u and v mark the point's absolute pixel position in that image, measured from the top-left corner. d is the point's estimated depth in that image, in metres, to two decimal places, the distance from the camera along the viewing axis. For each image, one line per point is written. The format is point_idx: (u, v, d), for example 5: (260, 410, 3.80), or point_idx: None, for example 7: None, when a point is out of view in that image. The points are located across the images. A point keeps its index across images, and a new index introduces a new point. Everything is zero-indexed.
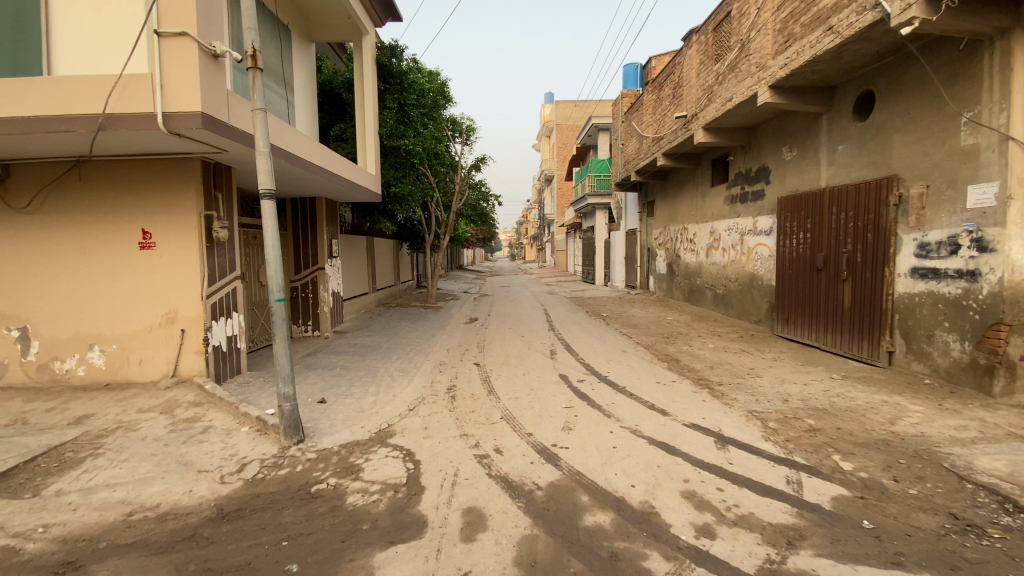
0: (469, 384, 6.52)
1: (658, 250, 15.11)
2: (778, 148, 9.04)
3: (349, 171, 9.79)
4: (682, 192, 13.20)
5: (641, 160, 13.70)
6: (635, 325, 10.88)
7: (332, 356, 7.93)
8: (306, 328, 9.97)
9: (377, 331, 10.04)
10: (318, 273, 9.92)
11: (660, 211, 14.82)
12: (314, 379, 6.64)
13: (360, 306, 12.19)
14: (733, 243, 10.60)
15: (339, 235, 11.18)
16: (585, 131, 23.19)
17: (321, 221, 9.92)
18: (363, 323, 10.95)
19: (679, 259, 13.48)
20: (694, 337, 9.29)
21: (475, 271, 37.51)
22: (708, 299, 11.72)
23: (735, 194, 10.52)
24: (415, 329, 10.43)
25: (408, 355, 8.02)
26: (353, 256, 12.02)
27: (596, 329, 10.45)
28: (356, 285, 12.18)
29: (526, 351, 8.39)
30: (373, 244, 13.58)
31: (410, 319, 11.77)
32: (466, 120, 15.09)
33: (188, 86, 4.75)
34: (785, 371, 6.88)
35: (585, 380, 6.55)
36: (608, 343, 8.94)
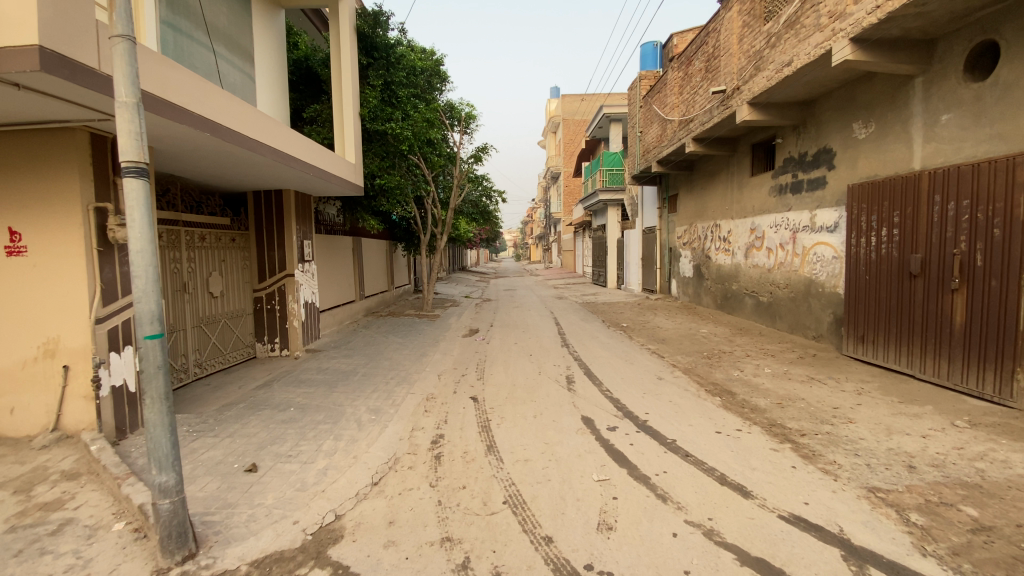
0: (460, 435, 4.82)
1: (682, 251, 13.35)
2: (847, 124, 7.29)
3: (323, 160, 8.09)
4: (713, 184, 11.41)
5: (666, 147, 11.90)
6: (664, 340, 9.13)
7: (291, 387, 6.27)
8: (273, 346, 8.31)
9: (355, 350, 8.37)
10: (286, 281, 8.23)
11: (685, 207, 13.07)
12: (255, 427, 4.97)
13: (343, 317, 10.53)
14: (783, 242, 8.83)
15: (316, 236, 9.52)
16: (595, 122, 21.45)
17: (289, 217, 8.21)
18: (343, 338, 9.29)
19: (709, 261, 11.74)
20: (743, 358, 7.55)
21: (479, 273, 35.83)
22: (747, 308, 9.97)
23: (784, 182, 8.77)
24: (402, 346, 8.75)
25: (387, 386, 6.33)
26: (335, 260, 10.32)
27: (617, 346, 8.70)
28: (338, 293, 10.50)
29: (536, 379, 6.67)
30: (360, 246, 11.90)
31: (399, 332, 10.11)
32: (467, 105, 13.33)
33: (19, 7, 3.10)
34: (883, 413, 5.15)
35: (617, 430, 4.83)
36: (637, 367, 7.22)
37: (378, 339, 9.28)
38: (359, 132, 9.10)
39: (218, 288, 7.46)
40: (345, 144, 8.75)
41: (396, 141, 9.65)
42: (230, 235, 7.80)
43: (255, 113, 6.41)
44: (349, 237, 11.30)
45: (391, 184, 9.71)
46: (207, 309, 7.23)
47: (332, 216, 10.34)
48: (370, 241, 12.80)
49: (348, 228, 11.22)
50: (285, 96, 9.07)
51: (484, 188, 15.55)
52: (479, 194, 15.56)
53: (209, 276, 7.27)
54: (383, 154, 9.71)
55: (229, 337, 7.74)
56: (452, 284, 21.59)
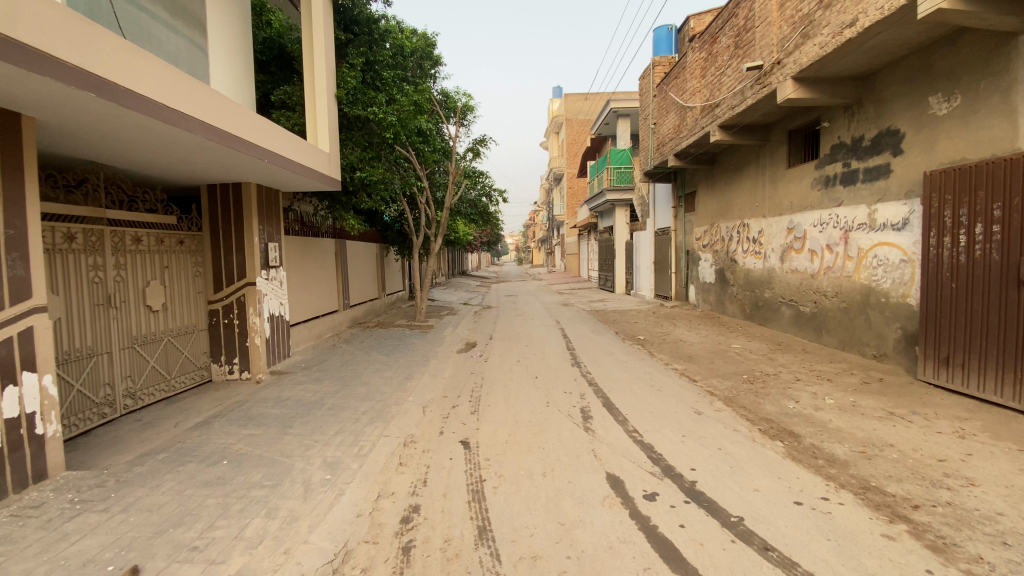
0: (442, 506, 3.51)
1: (702, 254, 12.03)
2: (922, 99, 5.98)
3: (292, 150, 6.81)
4: (740, 178, 10.08)
5: (685, 138, 10.59)
6: (692, 357, 7.81)
7: (236, 427, 4.98)
8: (231, 367, 7.02)
9: (328, 370, 7.08)
10: (245, 291, 6.91)
11: (705, 205, 11.76)
12: (166, 493, 3.68)
13: (321, 331, 9.25)
14: (831, 243, 7.52)
15: (287, 239, 8.23)
16: (601, 118, 20.17)
17: (250, 215, 6.88)
18: (317, 356, 8.00)
19: (734, 265, 10.42)
20: (794, 383, 6.23)
21: (479, 277, 34.54)
22: (785, 319, 8.64)
23: (832, 173, 7.44)
24: (384, 365, 7.47)
25: (355, 424, 5.01)
26: (311, 266, 9.04)
27: (638, 365, 7.40)
28: (317, 303, 9.21)
29: (543, 413, 5.35)
30: (343, 249, 10.61)
31: (383, 347, 8.81)
32: (462, 94, 12.04)
33: None
34: (1011, 471, 3.83)
35: (657, 499, 3.51)
36: (666, 395, 5.90)
37: (357, 356, 7.98)
38: (335, 116, 7.80)
39: (160, 300, 6.16)
40: (316, 130, 7.45)
41: (379, 129, 8.36)
42: (176, 236, 6.50)
43: (204, 88, 5.10)
44: (329, 240, 10.01)
45: (376, 179, 8.40)
46: (143, 326, 5.93)
47: (309, 214, 9.06)
48: (355, 244, 11.53)
49: (329, 230, 9.96)
50: (249, 76, 7.79)
51: (482, 186, 14.27)
52: (476, 192, 14.27)
53: (146, 286, 5.97)
54: (366, 145, 8.40)
55: (176, 358, 6.44)
56: (449, 289, 20.31)
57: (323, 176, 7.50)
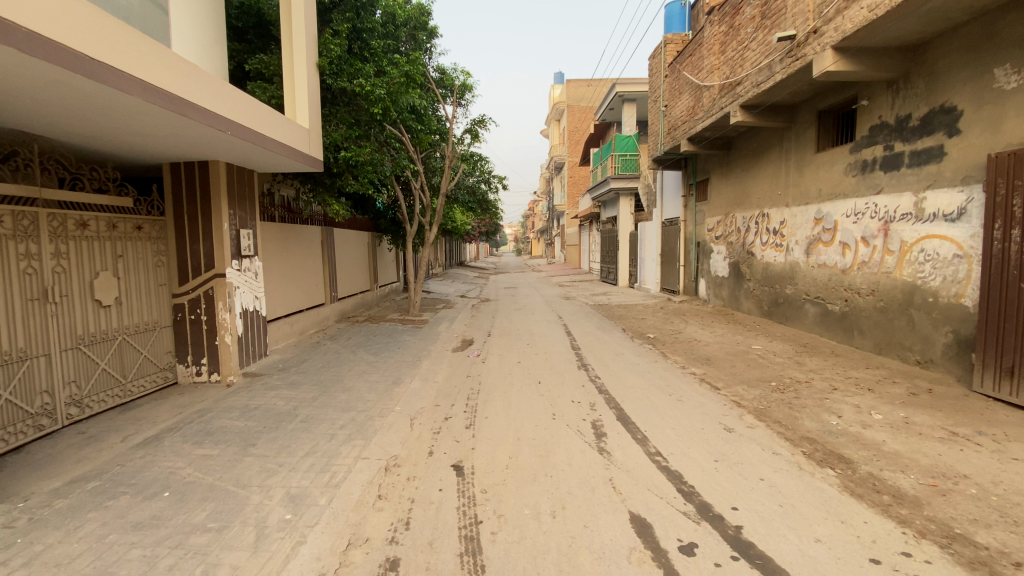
0: (427, 560, 2.77)
1: (714, 246, 11.27)
2: (985, 70, 5.21)
3: (263, 123, 5.95)
4: (760, 163, 9.31)
5: (700, 120, 9.79)
6: (711, 360, 7.08)
7: (189, 444, 4.25)
8: (199, 368, 6.26)
9: (307, 372, 6.33)
10: (214, 283, 6.14)
11: (719, 193, 10.97)
12: (83, 540, 2.95)
13: (304, 327, 8.48)
14: (867, 235, 6.78)
15: (265, 225, 7.45)
16: (605, 103, 19.28)
17: (218, 198, 6.09)
18: (297, 355, 7.26)
19: (750, 258, 9.67)
20: (830, 393, 5.50)
21: (477, 268, 33.74)
22: (810, 317, 7.91)
23: (871, 156, 6.67)
24: (371, 365, 6.73)
25: (330, 442, 4.28)
26: (293, 255, 8.25)
27: (652, 368, 6.68)
28: (299, 296, 8.44)
29: (549, 428, 4.61)
30: (331, 238, 9.81)
31: (372, 344, 8.07)
32: (460, 71, 11.18)
33: None
34: None
35: (697, 555, 2.79)
36: (688, 406, 5.18)
37: (340, 355, 7.24)
38: (316, 88, 6.98)
39: (112, 293, 5.39)
40: (294, 103, 6.64)
41: (367, 104, 7.55)
42: (133, 220, 5.71)
43: (141, 37, 4.24)
44: (314, 227, 9.21)
45: (363, 159, 7.60)
46: (92, 323, 5.16)
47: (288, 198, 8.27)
48: (344, 232, 10.73)
49: (315, 218, 9.17)
50: (220, 42, 6.95)
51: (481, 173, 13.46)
52: (475, 179, 13.47)
53: (94, 277, 5.18)
54: (353, 121, 7.58)
55: (133, 359, 5.67)
56: (445, 281, 19.54)
57: (300, 154, 6.64)
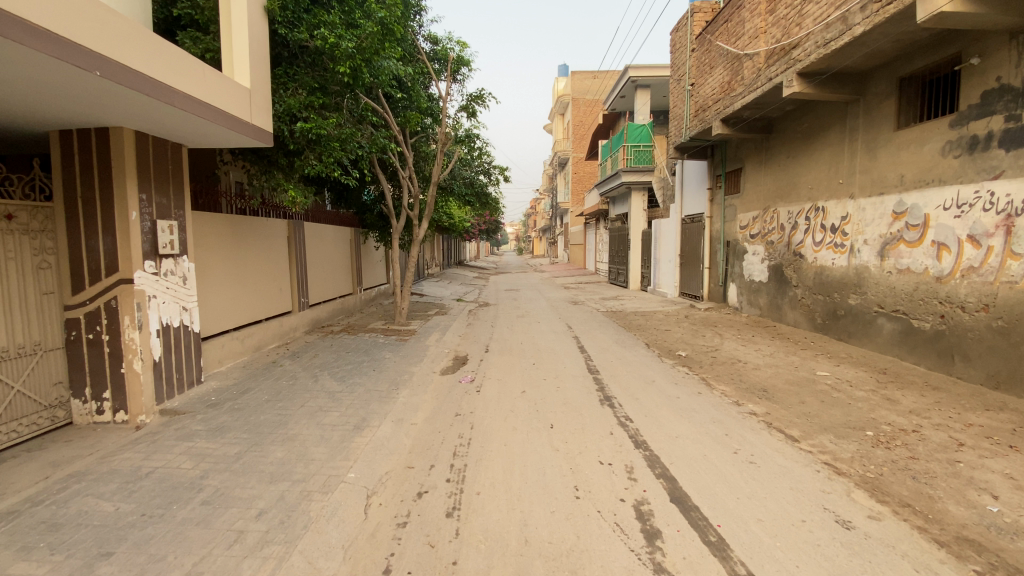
0: None
1: (747, 245, 9.68)
2: None
3: (165, 70, 4.07)
4: (814, 147, 7.71)
5: (739, 96, 8.20)
6: (769, 393, 5.50)
7: (11, 553, 2.71)
8: (100, 405, 4.69)
9: (243, 410, 4.78)
10: (118, 293, 4.58)
11: (756, 184, 9.38)
12: None
13: (260, 341, 6.93)
14: (977, 233, 5.21)
15: (204, 216, 5.88)
16: (616, 89, 17.67)
17: (125, 178, 4.53)
18: (242, 380, 5.70)
19: (798, 259, 8.09)
20: (960, 455, 3.93)
21: (476, 268, 32.12)
22: (885, 334, 6.34)
23: (985, 130, 5.10)
24: (330, 398, 5.16)
25: (233, 548, 2.74)
26: (246, 254, 6.70)
27: (697, 404, 5.10)
28: (255, 304, 6.90)
29: (571, 518, 3.06)
30: (299, 233, 8.26)
31: (338, 363, 6.49)
32: (455, 42, 9.60)
33: None
34: None
35: None
36: (767, 474, 3.62)
37: (293, 381, 5.67)
38: (263, 37, 5.42)
39: None
40: (231, 49, 5.02)
41: (335, 65, 5.93)
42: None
43: None
44: (276, 221, 7.60)
45: (329, 134, 5.93)
46: None
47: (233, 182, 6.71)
48: (317, 226, 9.15)
49: (276, 210, 7.61)
50: None
51: (480, 163, 11.91)
52: (473, 170, 11.93)
53: None
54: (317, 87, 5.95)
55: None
56: (440, 282, 17.95)
57: (231, 119, 4.83)
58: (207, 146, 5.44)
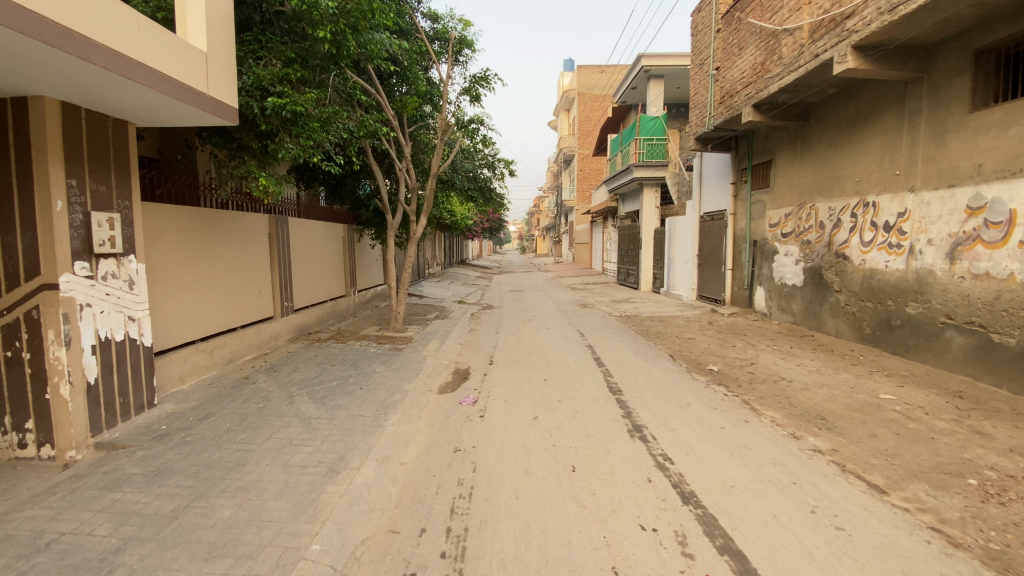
0: None
1: (778, 244, 8.78)
2: None
3: (76, 15, 3.03)
4: (864, 134, 6.81)
5: (776, 77, 7.30)
6: (830, 422, 4.60)
7: None
8: (20, 437, 3.79)
9: (196, 443, 3.92)
10: (40, 302, 3.70)
11: (789, 177, 8.48)
12: None
13: (235, 351, 6.08)
14: None
15: (165, 209, 5.04)
16: (627, 80, 16.74)
17: (49, 159, 3.65)
18: (204, 401, 4.85)
19: (842, 261, 7.19)
20: None
21: (479, 268, 31.30)
22: (955, 349, 5.45)
23: None
24: (304, 426, 4.29)
25: None
26: (217, 253, 5.85)
27: (746, 437, 4.22)
28: (229, 310, 6.06)
29: None
30: (283, 229, 7.41)
31: (319, 379, 5.62)
32: (457, 21, 8.71)
33: None
34: None
35: None
36: (862, 548, 2.75)
37: (264, 403, 4.81)
38: None
39: None
40: (183, 6, 4.15)
41: (316, 32, 5.06)
42: None
43: None
44: (255, 216, 6.75)
45: (308, 113, 5.03)
46: None
47: (201, 172, 5.86)
48: (304, 222, 8.30)
49: (254, 203, 6.75)
50: None
51: (482, 154, 11.03)
52: (475, 162, 11.06)
53: None
54: (295, 57, 5.08)
55: None
56: (441, 282, 17.08)
57: (179, 88, 3.85)
58: (158, 121, 4.55)
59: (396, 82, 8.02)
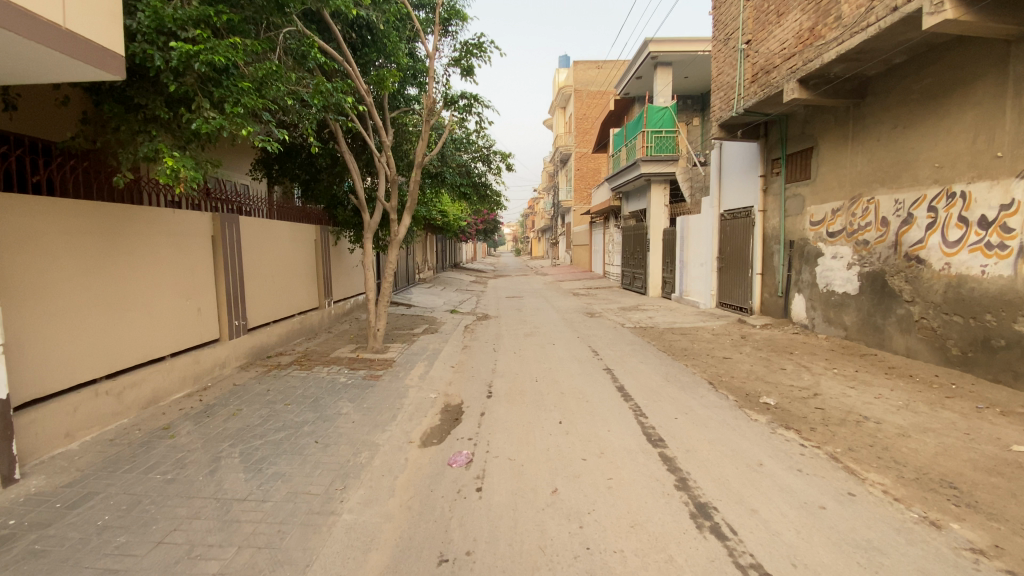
0: None
1: (823, 245, 7.48)
2: None
3: None
4: (950, 108, 5.51)
5: (833, 43, 6.02)
6: (968, 496, 3.28)
7: None
8: None
9: (40, 561, 2.53)
10: None
11: (838, 166, 7.18)
12: None
13: (160, 389, 4.70)
14: None
15: (41, 204, 3.70)
16: (632, 69, 15.48)
17: None
18: (92, 469, 3.47)
19: (916, 265, 5.89)
20: None
21: (472, 271, 29.92)
22: None
23: None
24: (220, 517, 2.93)
25: None
26: (130, 262, 4.49)
27: (868, 529, 2.88)
28: (151, 335, 4.70)
29: None
30: (233, 231, 6.04)
31: (260, 428, 4.23)
32: None
33: None
34: None
35: None
36: None
37: (173, 474, 3.43)
38: None
39: None
40: None
41: None
42: None
43: None
44: (191, 215, 5.37)
45: (233, 66, 3.64)
46: None
47: (106, 155, 4.53)
48: (264, 223, 6.93)
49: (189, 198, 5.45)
50: None
51: (477, 145, 9.69)
52: (469, 154, 9.71)
53: None
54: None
55: None
56: (431, 289, 15.70)
57: (1, 8, 2.41)
58: (10, 75, 3.16)
59: (371, 52, 6.67)
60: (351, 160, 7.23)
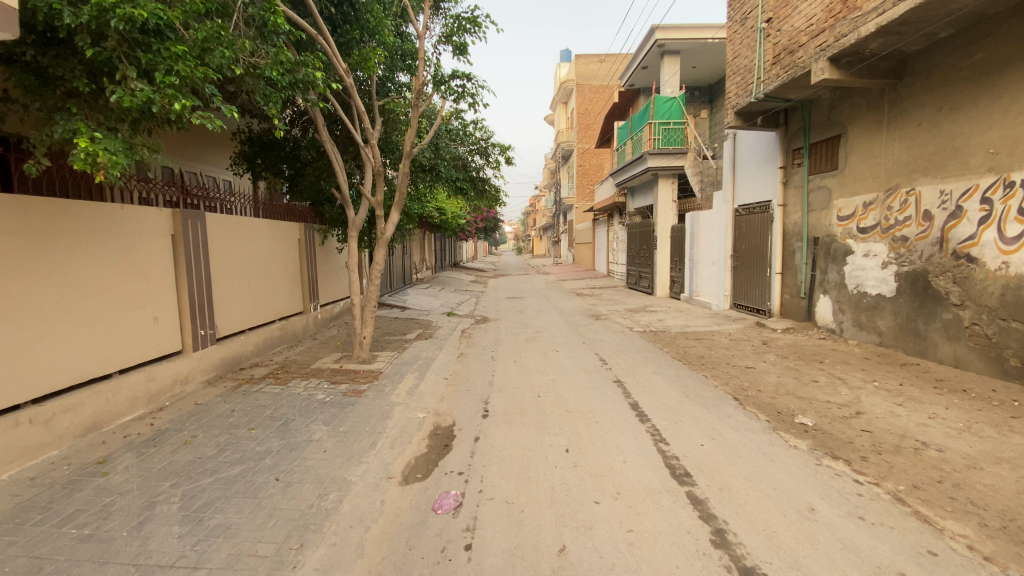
0: None
1: (853, 242, 6.80)
2: None
3: None
4: (1008, 85, 4.84)
5: (872, 13, 5.34)
6: None
7: None
8: None
9: None
10: None
11: (871, 154, 6.50)
12: None
13: (104, 413, 4.07)
14: None
15: None
16: (637, 58, 14.80)
17: None
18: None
19: (968, 264, 5.21)
20: None
21: (473, 270, 29.28)
22: None
23: None
24: None
25: None
26: (63, 267, 3.85)
27: None
28: (93, 351, 4.06)
29: None
30: (199, 230, 5.39)
31: (212, 462, 3.59)
32: None
33: None
34: None
35: None
36: None
37: (93, 528, 2.80)
38: None
39: None
40: None
41: None
42: None
43: None
44: (146, 211, 4.72)
45: (165, 26, 2.99)
46: None
47: (19, 137, 3.79)
48: (238, 221, 6.28)
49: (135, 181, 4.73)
50: None
51: (474, 137, 9.08)
52: (465, 147, 9.10)
53: None
54: None
55: None
56: (428, 289, 15.01)
57: None
58: None
59: (354, 31, 6.01)
60: (335, 158, 6.55)
